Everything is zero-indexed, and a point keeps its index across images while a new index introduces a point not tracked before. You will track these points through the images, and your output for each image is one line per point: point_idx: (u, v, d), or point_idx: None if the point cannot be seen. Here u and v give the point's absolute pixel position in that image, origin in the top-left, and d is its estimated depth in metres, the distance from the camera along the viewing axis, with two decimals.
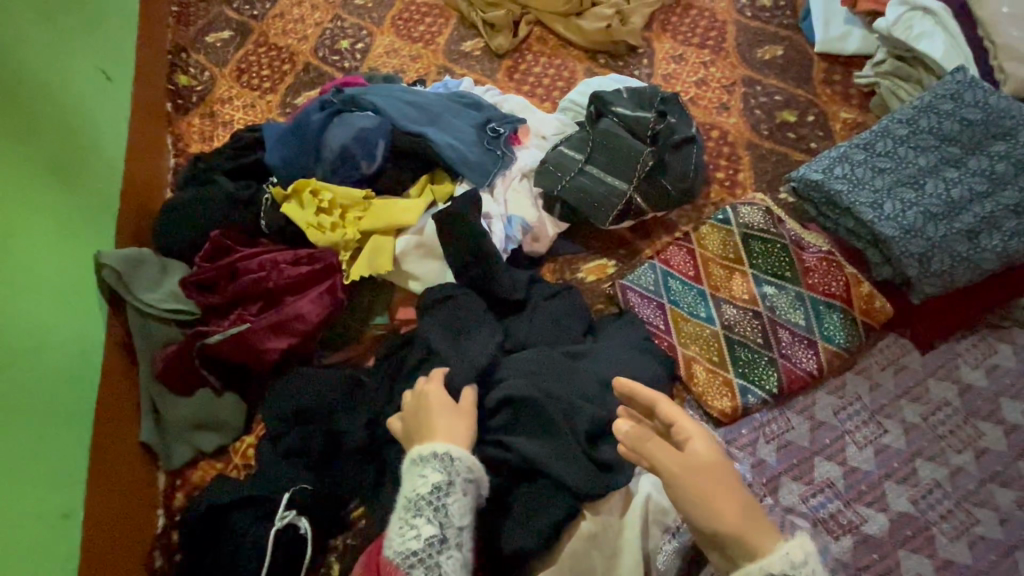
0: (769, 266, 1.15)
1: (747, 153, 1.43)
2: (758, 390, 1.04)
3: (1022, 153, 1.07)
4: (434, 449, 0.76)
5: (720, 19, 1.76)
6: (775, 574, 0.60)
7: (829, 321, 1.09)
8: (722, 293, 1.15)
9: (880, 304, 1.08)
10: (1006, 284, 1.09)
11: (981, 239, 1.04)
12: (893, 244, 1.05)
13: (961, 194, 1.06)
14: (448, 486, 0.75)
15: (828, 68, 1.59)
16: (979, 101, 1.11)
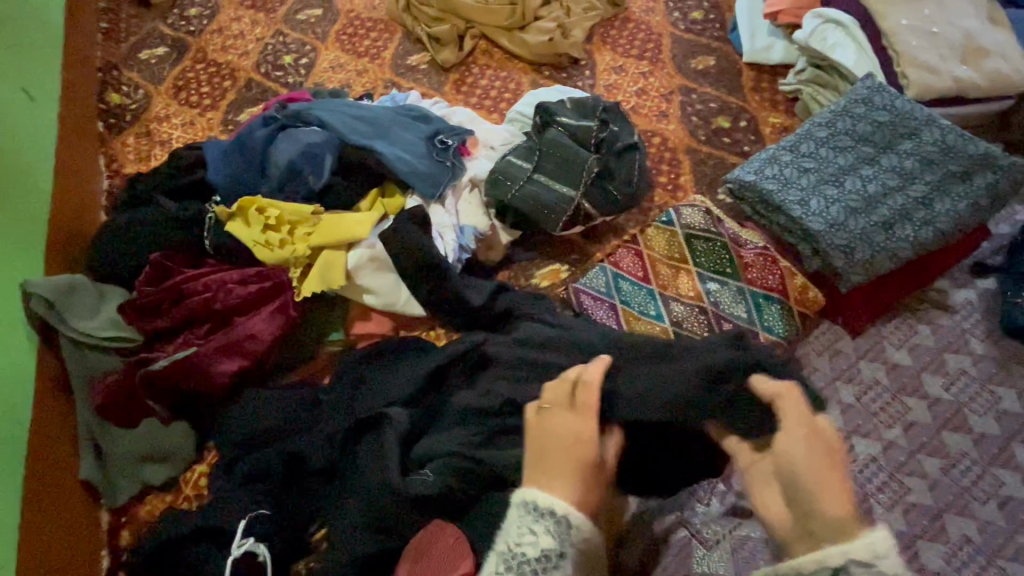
0: (712, 263, 1.21)
1: (686, 158, 1.51)
2: None
3: (927, 149, 1.17)
4: (552, 509, 0.66)
5: (656, 32, 1.85)
6: (858, 560, 0.59)
7: (769, 313, 1.15)
8: (670, 291, 1.21)
9: (813, 295, 1.16)
10: (926, 269, 1.18)
11: (898, 229, 1.12)
12: (820, 238, 1.12)
13: (876, 189, 1.15)
14: (557, 559, 0.65)
15: (756, 77, 1.70)
16: (886, 104, 1.22)
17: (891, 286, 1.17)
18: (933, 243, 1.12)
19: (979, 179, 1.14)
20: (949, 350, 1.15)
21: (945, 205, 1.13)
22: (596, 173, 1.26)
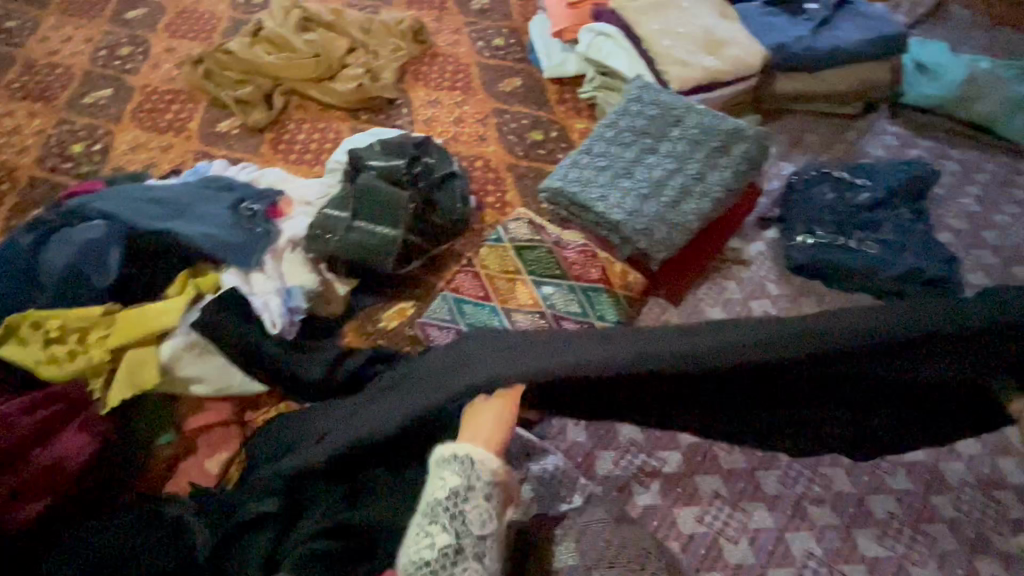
0: (543, 269, 1.28)
1: (509, 175, 1.59)
2: None
3: (692, 131, 1.34)
4: (456, 452, 0.70)
5: (464, 63, 1.95)
6: None
7: (599, 306, 1.24)
8: (510, 305, 1.25)
9: (633, 277, 1.28)
10: (720, 232, 1.34)
11: (684, 204, 1.26)
12: (624, 226, 1.24)
13: (661, 173, 1.30)
14: (467, 491, 0.68)
15: (559, 91, 1.85)
16: (654, 99, 1.39)
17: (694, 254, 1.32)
18: (715, 211, 1.27)
19: (738, 148, 1.31)
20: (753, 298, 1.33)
21: (717, 176, 1.29)
22: (418, 207, 1.29)
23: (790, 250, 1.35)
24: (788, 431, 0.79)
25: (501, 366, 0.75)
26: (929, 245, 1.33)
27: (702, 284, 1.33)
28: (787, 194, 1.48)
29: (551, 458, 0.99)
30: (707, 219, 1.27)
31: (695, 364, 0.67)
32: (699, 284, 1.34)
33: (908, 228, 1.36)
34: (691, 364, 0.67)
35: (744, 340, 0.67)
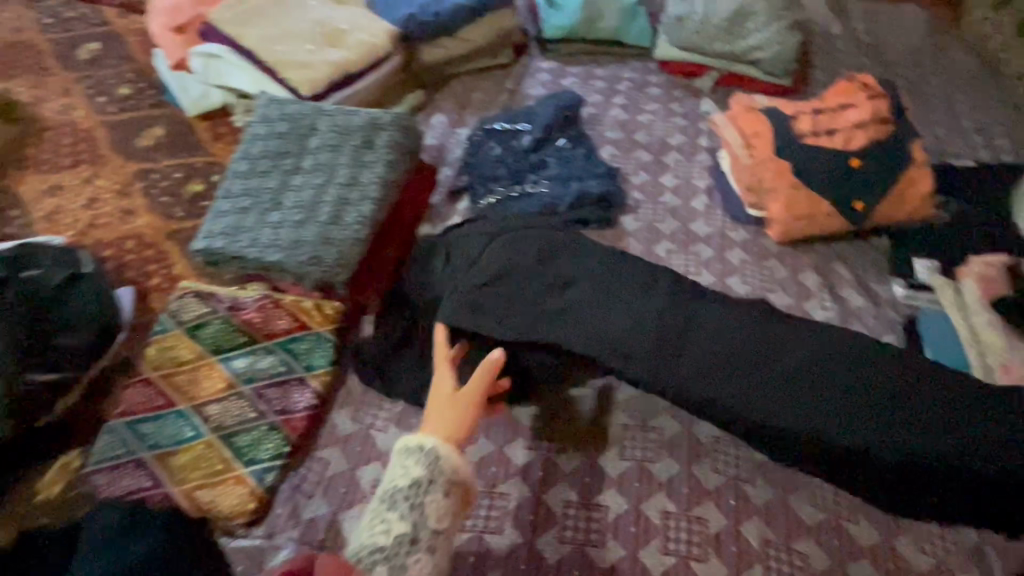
0: (226, 343, 1.14)
1: (172, 244, 1.35)
2: (267, 463, 1.00)
3: (327, 134, 1.26)
4: (422, 445, 0.92)
5: (83, 129, 1.54)
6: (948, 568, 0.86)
7: (304, 346, 1.13)
8: (202, 402, 1.08)
9: (331, 307, 1.17)
10: (398, 231, 1.33)
11: (344, 216, 1.17)
12: (286, 261, 1.14)
13: (311, 192, 1.19)
14: (428, 483, 0.89)
15: (212, 126, 1.57)
16: (281, 114, 1.28)
17: (381, 258, 1.28)
18: (385, 208, 1.20)
19: (381, 139, 1.26)
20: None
21: (369, 172, 1.22)
22: (29, 342, 1.04)
23: (477, 216, 1.38)
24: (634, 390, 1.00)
25: (480, 317, 1.07)
26: (590, 168, 1.47)
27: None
28: (462, 165, 1.51)
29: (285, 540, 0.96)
30: (377, 218, 1.19)
31: (625, 309, 1.06)
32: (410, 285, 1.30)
33: (568, 157, 1.49)
34: (616, 299, 1.07)
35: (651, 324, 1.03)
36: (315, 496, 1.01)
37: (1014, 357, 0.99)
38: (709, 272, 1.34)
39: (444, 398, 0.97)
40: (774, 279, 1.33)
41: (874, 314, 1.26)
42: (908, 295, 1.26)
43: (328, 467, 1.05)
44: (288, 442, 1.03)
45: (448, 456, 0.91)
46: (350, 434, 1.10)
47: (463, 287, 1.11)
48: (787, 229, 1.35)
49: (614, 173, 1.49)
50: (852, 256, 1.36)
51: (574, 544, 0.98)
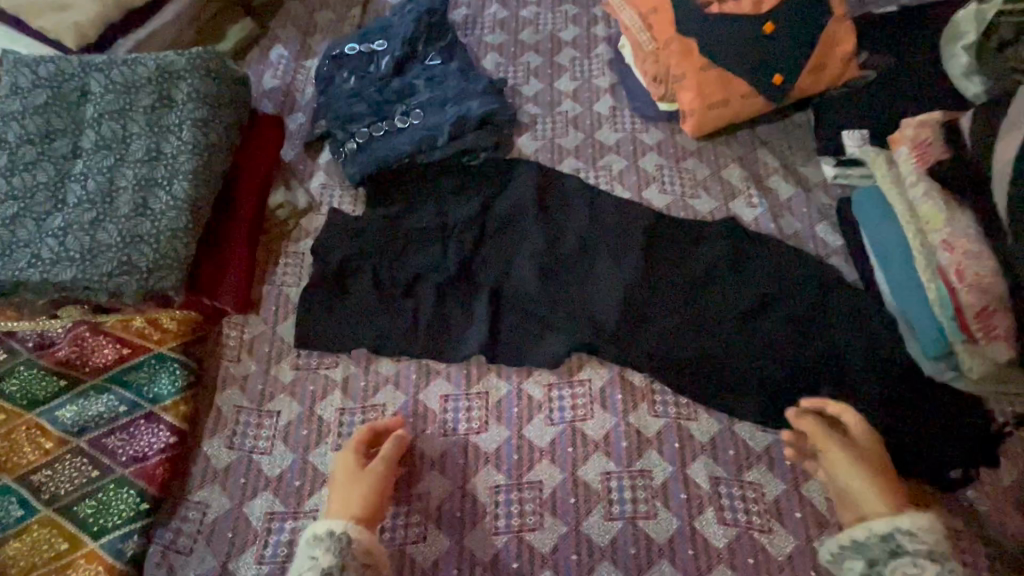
0: (40, 392, 0.90)
1: None
2: (124, 527, 0.82)
3: (108, 100, 0.97)
4: (331, 529, 0.75)
5: None
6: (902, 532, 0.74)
7: (145, 375, 0.92)
8: (24, 470, 0.86)
9: (168, 319, 0.96)
10: (243, 203, 1.08)
11: (152, 203, 0.91)
12: (84, 275, 0.87)
13: (101, 179, 0.92)
14: (338, 572, 0.72)
15: None
16: (38, 81, 0.97)
17: (227, 240, 1.04)
18: (205, 180, 0.94)
19: (179, 93, 0.98)
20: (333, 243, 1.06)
21: (172, 139, 0.95)
22: None
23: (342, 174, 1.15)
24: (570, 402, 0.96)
25: (376, 320, 1.00)
26: (468, 84, 1.21)
27: (277, 265, 1.07)
28: (316, 108, 1.23)
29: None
30: (198, 193, 0.93)
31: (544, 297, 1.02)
32: (273, 268, 1.06)
33: (440, 76, 1.22)
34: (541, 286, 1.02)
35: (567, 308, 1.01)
36: (197, 548, 0.84)
37: (959, 229, 0.87)
38: (624, 186, 1.16)
39: (357, 474, 0.83)
40: (696, 182, 1.17)
41: (804, 202, 1.14)
42: (838, 172, 1.13)
43: (208, 512, 0.87)
44: (147, 496, 0.84)
45: (360, 536, 0.75)
46: (229, 466, 0.90)
47: (368, 285, 1.03)
48: (701, 122, 1.16)
49: (498, 87, 1.24)
50: (774, 140, 1.21)
51: (509, 534, 0.86)
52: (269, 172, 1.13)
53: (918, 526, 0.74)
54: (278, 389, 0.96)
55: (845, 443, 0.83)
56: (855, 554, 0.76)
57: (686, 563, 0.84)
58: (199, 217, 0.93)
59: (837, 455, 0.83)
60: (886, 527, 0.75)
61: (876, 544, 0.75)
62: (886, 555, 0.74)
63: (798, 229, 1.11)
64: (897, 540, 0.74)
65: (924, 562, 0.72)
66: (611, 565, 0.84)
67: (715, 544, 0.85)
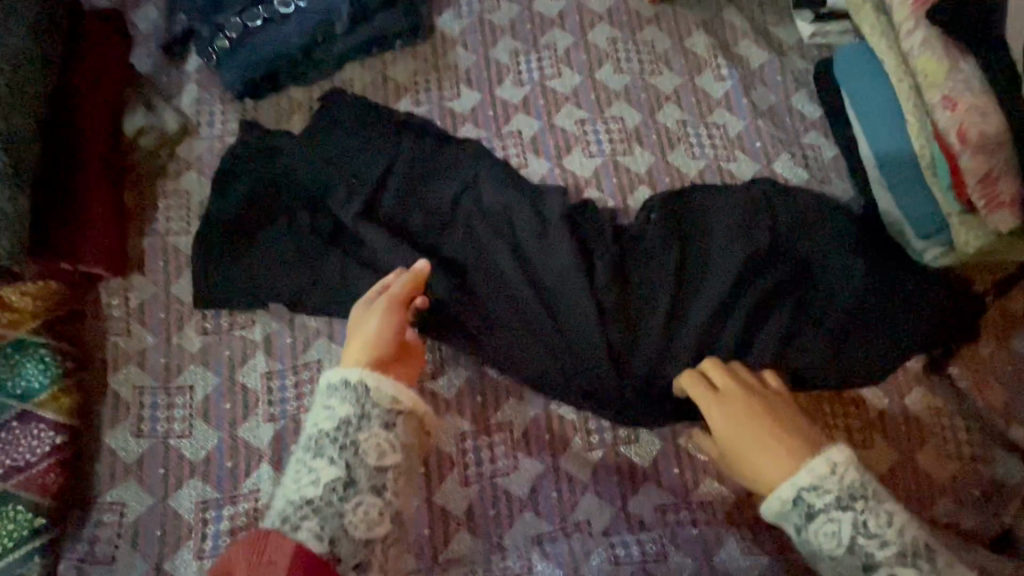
0: None
1: None
2: (19, 548, 0.69)
3: None
4: (347, 379, 0.62)
5: None
6: (806, 487, 0.60)
7: (4, 369, 0.74)
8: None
9: (19, 298, 0.76)
10: (88, 136, 0.82)
11: None
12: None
13: None
14: (360, 420, 0.60)
15: None
16: None
17: (73, 190, 0.80)
18: (16, 105, 0.70)
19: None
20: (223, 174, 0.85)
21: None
22: None
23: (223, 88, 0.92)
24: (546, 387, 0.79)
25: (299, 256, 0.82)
26: None
27: (155, 209, 0.85)
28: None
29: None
30: (10, 123, 0.69)
31: (491, 264, 0.83)
32: (151, 213, 0.85)
33: None
34: (480, 253, 0.83)
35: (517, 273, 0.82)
36: (120, 555, 0.71)
37: (961, 81, 0.75)
38: (573, 68, 0.97)
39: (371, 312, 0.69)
40: (656, 56, 0.99)
41: (778, 70, 0.99)
42: (815, 29, 0.98)
43: (126, 513, 0.73)
44: (42, 509, 0.70)
45: (381, 383, 0.62)
46: (141, 458, 0.75)
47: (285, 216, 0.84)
48: None
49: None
50: None
51: (482, 482, 0.78)
52: (121, 92, 0.88)
53: (819, 476, 0.60)
54: (185, 359, 0.80)
55: (735, 422, 0.66)
56: (783, 524, 0.62)
57: (673, 483, 0.79)
58: (21, 156, 0.70)
59: (731, 432, 0.66)
60: (790, 490, 0.61)
61: (790, 511, 0.61)
62: (803, 519, 0.61)
63: (773, 102, 0.97)
64: (805, 502, 0.60)
65: (838, 514, 0.59)
66: (594, 497, 0.78)
67: (700, 458, 0.80)
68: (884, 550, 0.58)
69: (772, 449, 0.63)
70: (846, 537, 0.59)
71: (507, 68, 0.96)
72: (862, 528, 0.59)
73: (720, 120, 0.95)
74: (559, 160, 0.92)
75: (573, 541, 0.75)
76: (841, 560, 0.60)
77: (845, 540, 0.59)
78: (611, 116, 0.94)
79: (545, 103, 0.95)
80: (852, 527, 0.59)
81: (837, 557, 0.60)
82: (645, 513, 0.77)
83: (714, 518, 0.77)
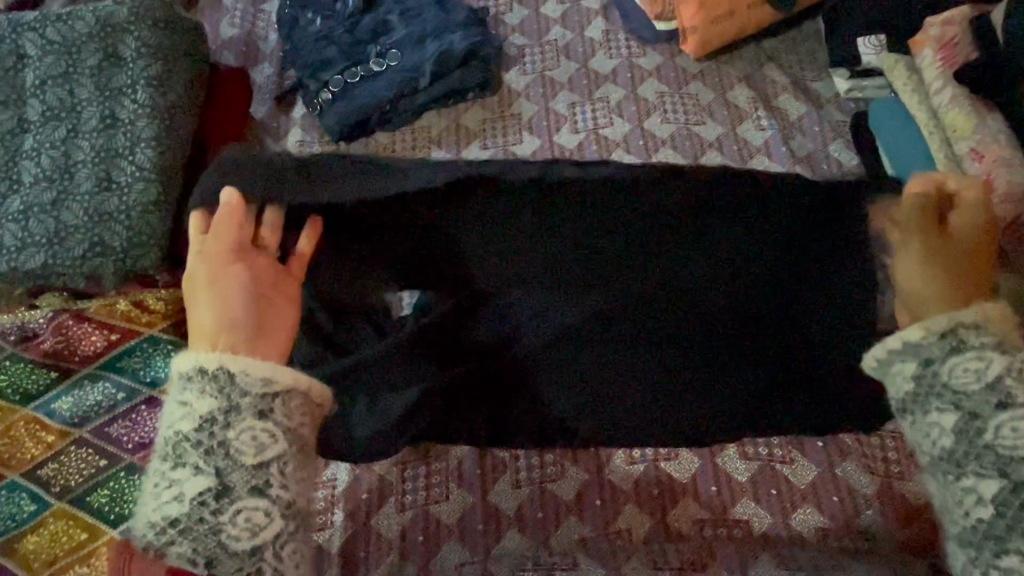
0: (33, 385, 0.86)
1: None
2: (141, 512, 0.81)
3: (48, 63, 0.86)
4: (201, 368, 0.54)
5: None
6: (998, 335, 0.56)
7: (138, 360, 0.88)
8: (31, 465, 0.83)
9: (154, 300, 0.91)
10: (216, 169, 0.99)
11: (118, 176, 0.83)
12: (55, 261, 0.81)
13: (55, 154, 0.83)
14: (225, 416, 0.53)
15: None
16: None
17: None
18: (170, 145, 0.86)
19: (126, 49, 0.88)
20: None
21: (127, 102, 0.86)
22: None
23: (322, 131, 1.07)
24: (611, 439, 0.83)
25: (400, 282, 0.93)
26: (446, 15, 1.10)
27: None
28: (282, 55, 1.12)
29: None
30: (165, 159, 0.86)
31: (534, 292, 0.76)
32: None
33: (415, 9, 1.12)
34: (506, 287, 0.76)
35: (558, 319, 0.77)
36: None
37: (987, 134, 0.82)
38: (624, 118, 1.08)
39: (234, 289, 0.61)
40: (700, 107, 1.09)
41: (816, 120, 1.07)
42: (852, 84, 1.05)
43: None
44: None
45: (247, 368, 0.54)
46: None
47: None
48: (705, 39, 1.08)
49: (480, 16, 1.12)
50: (781, 55, 1.13)
51: (533, 485, 0.85)
52: (240, 133, 1.04)
53: (979, 318, 0.56)
54: None
55: (937, 263, 0.60)
56: (904, 359, 0.57)
57: (711, 500, 0.84)
58: (170, 185, 0.86)
59: (918, 265, 0.61)
60: (947, 324, 0.56)
61: (928, 344, 0.56)
62: (939, 355, 0.56)
63: (811, 150, 1.05)
64: (956, 336, 0.56)
65: (981, 354, 0.55)
66: (636, 507, 0.84)
67: (738, 478, 0.85)
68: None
69: (950, 282, 0.60)
70: (982, 374, 0.54)
71: (565, 117, 1.09)
72: (1013, 372, 0.53)
73: (760, 165, 1.04)
74: None
75: (616, 546, 0.81)
76: (973, 397, 0.54)
77: (986, 377, 0.54)
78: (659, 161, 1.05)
79: (597, 148, 1.06)
80: (1002, 368, 0.54)
81: (968, 392, 0.54)
82: (685, 527, 0.83)
83: (750, 535, 0.82)
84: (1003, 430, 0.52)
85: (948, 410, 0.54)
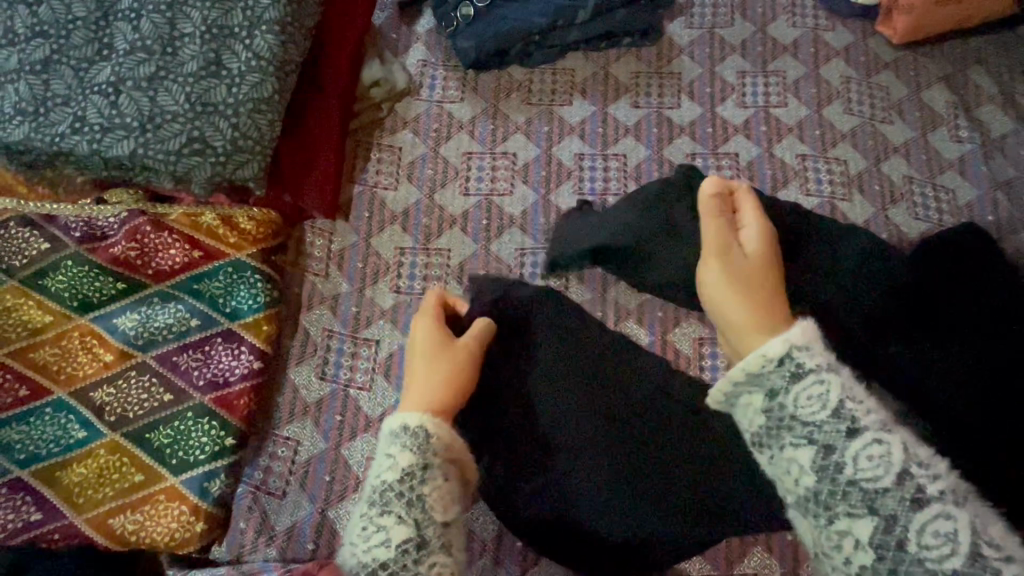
0: (95, 294, 0.73)
1: None
2: (207, 464, 0.69)
3: None
4: (404, 424, 0.58)
5: None
6: (798, 346, 0.51)
7: (219, 286, 0.75)
8: (81, 385, 0.71)
9: (245, 219, 0.77)
10: (328, 79, 0.84)
11: (229, 62, 0.68)
12: (146, 151, 0.67)
13: (158, 22, 0.68)
14: (423, 471, 0.55)
15: None
16: None
17: (312, 125, 0.82)
18: (294, 36, 0.71)
19: None
20: (443, 143, 0.87)
21: None
22: None
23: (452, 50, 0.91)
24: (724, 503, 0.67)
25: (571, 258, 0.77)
26: None
27: (367, 161, 0.86)
28: None
29: (260, 562, 0.67)
30: (286, 51, 0.70)
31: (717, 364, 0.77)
32: (364, 164, 0.86)
33: None
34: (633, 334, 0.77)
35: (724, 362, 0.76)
36: (291, 492, 0.71)
37: None
38: (800, 100, 0.92)
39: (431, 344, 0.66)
40: (890, 103, 0.93)
41: None
42: None
43: (299, 451, 0.73)
44: (233, 430, 0.71)
45: (440, 430, 0.58)
46: (321, 399, 0.75)
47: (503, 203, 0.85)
48: (918, 23, 0.91)
49: None
50: (992, 58, 0.96)
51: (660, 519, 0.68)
52: (358, 40, 0.88)
53: (811, 338, 0.51)
54: (375, 313, 0.79)
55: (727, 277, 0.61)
56: (754, 390, 0.52)
57: None
58: (287, 84, 0.71)
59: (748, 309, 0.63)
60: (779, 348, 0.51)
61: (771, 371, 0.51)
62: (785, 381, 0.51)
63: (1013, 175, 0.89)
64: (794, 361, 0.51)
65: (828, 378, 0.49)
66: (766, 551, 0.72)
67: None
68: (869, 418, 0.48)
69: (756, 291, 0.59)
70: (831, 399, 0.49)
71: (732, 87, 0.93)
72: (850, 391, 0.49)
73: (952, 183, 0.89)
74: (773, 191, 0.87)
75: None
76: (821, 425, 0.48)
77: (830, 403, 0.49)
78: (834, 157, 0.89)
79: (766, 130, 0.90)
80: (839, 391, 0.49)
81: (815, 423, 0.48)
82: None
83: None
84: (924, 528, 0.43)
85: (804, 442, 0.49)
